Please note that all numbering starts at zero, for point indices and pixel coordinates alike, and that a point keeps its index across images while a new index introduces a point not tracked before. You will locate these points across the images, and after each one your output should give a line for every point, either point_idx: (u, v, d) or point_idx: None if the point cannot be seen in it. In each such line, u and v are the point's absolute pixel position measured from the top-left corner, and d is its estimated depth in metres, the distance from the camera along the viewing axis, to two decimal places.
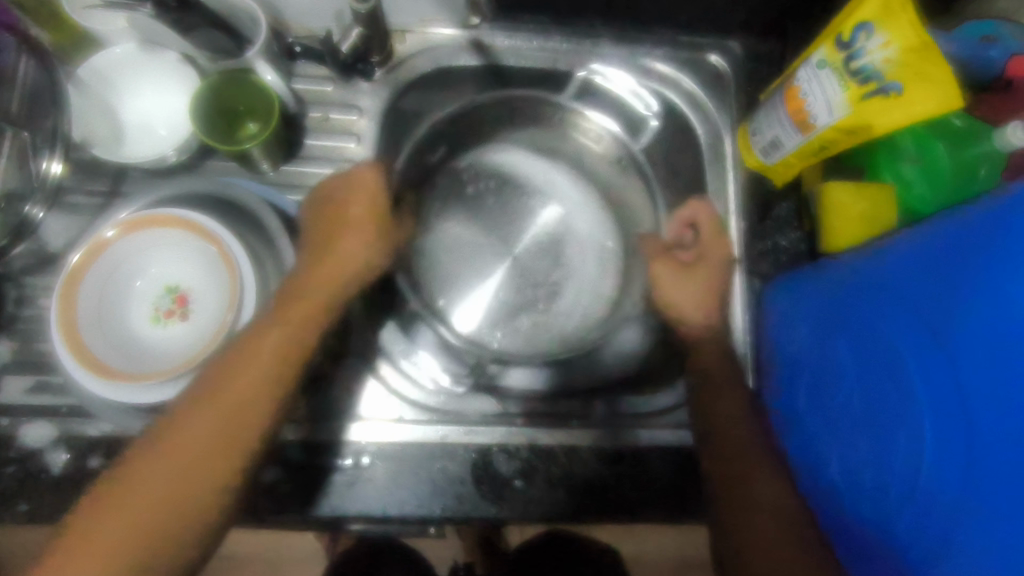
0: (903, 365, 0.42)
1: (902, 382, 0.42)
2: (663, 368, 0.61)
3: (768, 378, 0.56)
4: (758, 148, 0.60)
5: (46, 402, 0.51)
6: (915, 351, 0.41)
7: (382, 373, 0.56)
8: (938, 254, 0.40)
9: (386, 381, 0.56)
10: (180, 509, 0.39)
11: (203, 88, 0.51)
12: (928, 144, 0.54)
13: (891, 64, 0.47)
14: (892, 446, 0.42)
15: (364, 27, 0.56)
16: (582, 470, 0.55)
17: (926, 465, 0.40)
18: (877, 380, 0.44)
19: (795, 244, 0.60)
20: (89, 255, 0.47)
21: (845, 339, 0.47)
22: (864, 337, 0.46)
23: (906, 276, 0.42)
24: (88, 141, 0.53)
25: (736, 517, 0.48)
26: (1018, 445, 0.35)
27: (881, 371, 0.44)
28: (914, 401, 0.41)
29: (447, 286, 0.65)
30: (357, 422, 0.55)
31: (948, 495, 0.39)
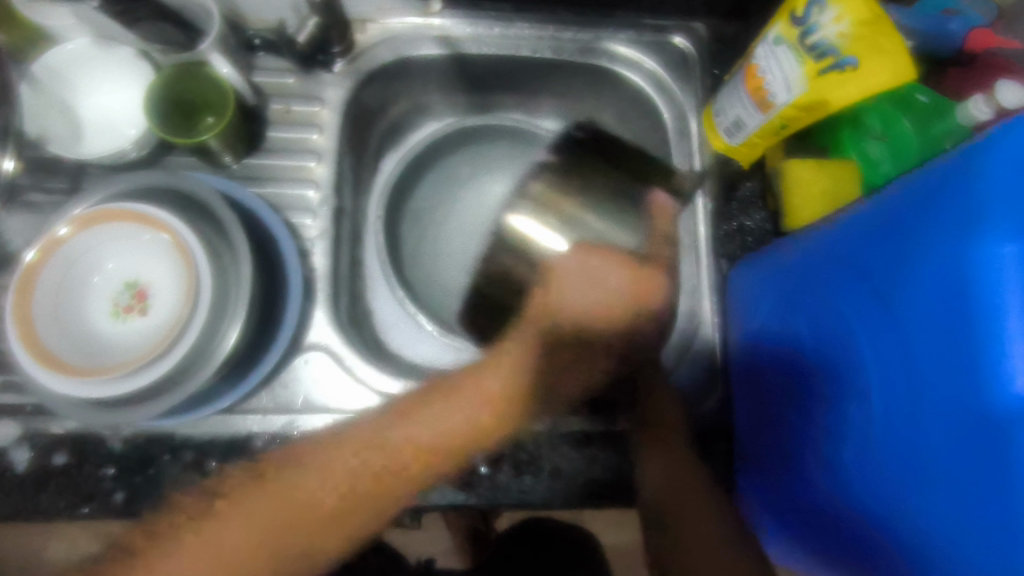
0: (855, 338, 0.42)
1: (854, 355, 0.42)
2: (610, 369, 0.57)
3: (739, 356, 0.56)
4: (721, 128, 0.59)
5: (10, 401, 0.51)
6: (864, 323, 0.41)
7: (348, 364, 0.56)
8: (883, 222, 0.40)
9: (352, 372, 0.55)
10: (336, 512, 0.46)
11: (157, 81, 0.51)
12: (892, 120, 0.53)
13: (845, 38, 0.47)
14: (847, 415, 0.43)
15: (322, 16, 0.56)
16: (549, 455, 0.55)
17: (876, 432, 0.40)
18: (834, 351, 0.44)
19: (760, 224, 0.59)
20: (44, 253, 0.47)
21: (805, 314, 0.47)
22: (820, 309, 0.46)
23: (856, 245, 0.42)
24: (44, 138, 0.52)
25: (671, 506, 0.50)
26: (951, 407, 0.35)
27: (837, 342, 0.44)
28: (864, 373, 0.41)
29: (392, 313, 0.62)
30: (320, 413, 0.54)
31: (895, 459, 0.39)
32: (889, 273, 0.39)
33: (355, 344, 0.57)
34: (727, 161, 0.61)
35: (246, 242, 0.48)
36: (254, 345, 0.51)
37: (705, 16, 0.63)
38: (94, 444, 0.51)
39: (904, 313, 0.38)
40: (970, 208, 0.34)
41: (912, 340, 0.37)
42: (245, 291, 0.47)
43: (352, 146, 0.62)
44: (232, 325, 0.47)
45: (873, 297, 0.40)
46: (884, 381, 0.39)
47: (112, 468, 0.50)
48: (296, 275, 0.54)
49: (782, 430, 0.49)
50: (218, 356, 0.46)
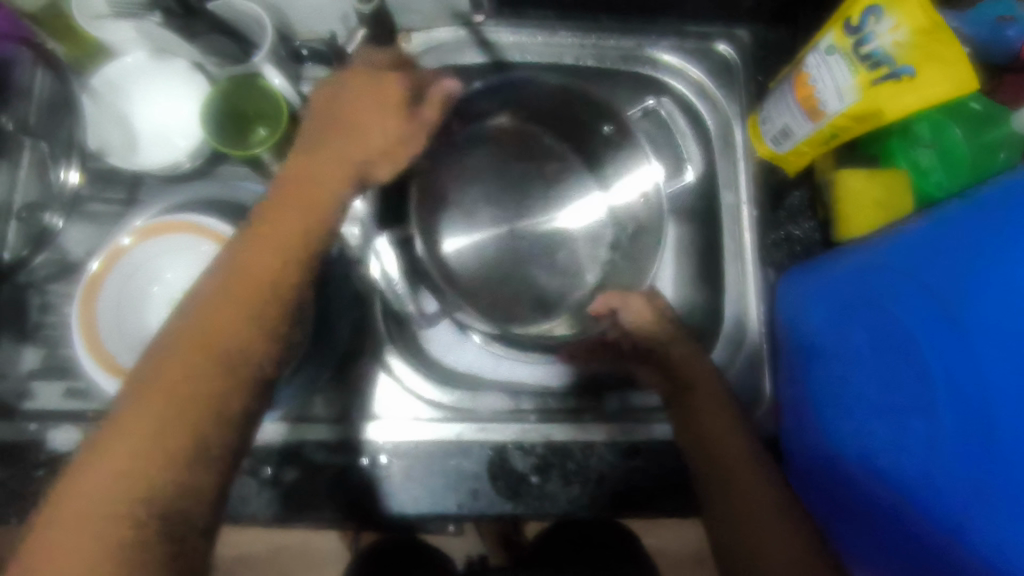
0: (917, 351, 0.43)
1: (916, 367, 0.43)
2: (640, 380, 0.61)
3: (785, 362, 0.56)
4: (768, 136, 0.59)
5: (73, 407, 0.52)
6: (930, 336, 0.41)
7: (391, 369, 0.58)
8: (952, 237, 0.40)
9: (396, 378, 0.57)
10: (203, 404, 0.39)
11: (214, 93, 0.52)
12: (944, 128, 0.52)
13: (901, 47, 0.46)
14: (909, 428, 0.43)
15: (370, 28, 0.56)
16: (595, 463, 0.56)
17: (942, 445, 0.40)
18: (891, 362, 0.44)
19: (808, 233, 0.59)
20: (108, 262, 0.48)
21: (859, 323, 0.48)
22: (877, 323, 0.46)
23: (919, 259, 0.42)
24: (104, 150, 0.53)
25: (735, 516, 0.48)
26: None
27: (896, 354, 0.44)
28: (930, 385, 0.41)
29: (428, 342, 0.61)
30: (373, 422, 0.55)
31: (961, 474, 0.39)
32: (958, 288, 0.40)
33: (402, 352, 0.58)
34: (773, 169, 0.61)
35: None
36: (305, 353, 0.52)
37: (749, 23, 0.63)
38: None
39: (974, 326, 0.39)
40: None
41: (985, 354, 0.38)
42: None
43: None
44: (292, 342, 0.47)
45: (939, 309, 0.41)
46: (952, 394, 0.40)
47: None
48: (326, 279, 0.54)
49: (831, 442, 0.49)
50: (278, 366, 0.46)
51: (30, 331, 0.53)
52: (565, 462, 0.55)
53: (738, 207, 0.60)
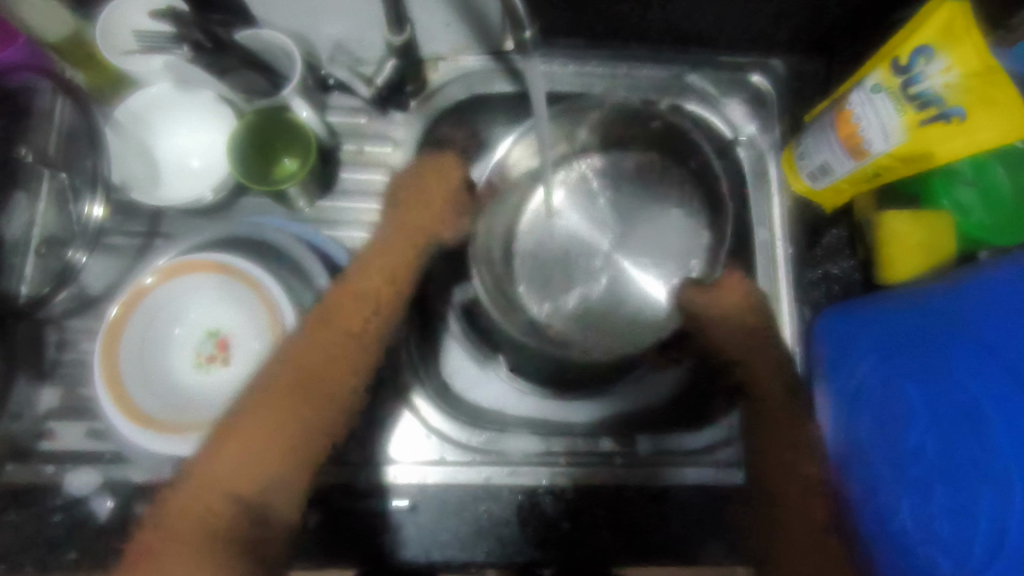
0: (985, 416, 0.42)
1: (985, 432, 0.42)
2: (678, 417, 0.60)
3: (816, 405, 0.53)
4: (804, 172, 0.57)
5: (91, 448, 0.51)
6: (1006, 403, 0.41)
7: (416, 407, 0.55)
8: None
9: (421, 419, 0.55)
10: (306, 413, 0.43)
11: (240, 126, 0.51)
12: (987, 168, 0.51)
13: (952, 89, 0.45)
14: (977, 494, 0.42)
15: (399, 59, 0.54)
16: (628, 509, 0.54)
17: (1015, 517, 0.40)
18: (957, 424, 0.44)
19: (848, 273, 0.57)
20: (128, 304, 0.46)
21: (917, 381, 0.47)
22: (943, 382, 0.45)
23: (1007, 322, 0.43)
24: (128, 184, 0.52)
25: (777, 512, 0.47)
26: None
27: (963, 416, 0.43)
28: (1003, 454, 0.41)
29: (462, 376, 0.60)
30: (393, 464, 0.54)
31: None
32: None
33: (431, 395, 0.56)
34: (809, 204, 0.59)
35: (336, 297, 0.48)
36: None
37: (785, 53, 0.61)
38: None
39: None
40: None
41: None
42: None
43: None
44: None
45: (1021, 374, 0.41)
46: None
47: None
48: None
49: (878, 501, 0.47)
50: None
51: (48, 369, 0.52)
52: (598, 507, 0.54)
53: (773, 244, 0.59)
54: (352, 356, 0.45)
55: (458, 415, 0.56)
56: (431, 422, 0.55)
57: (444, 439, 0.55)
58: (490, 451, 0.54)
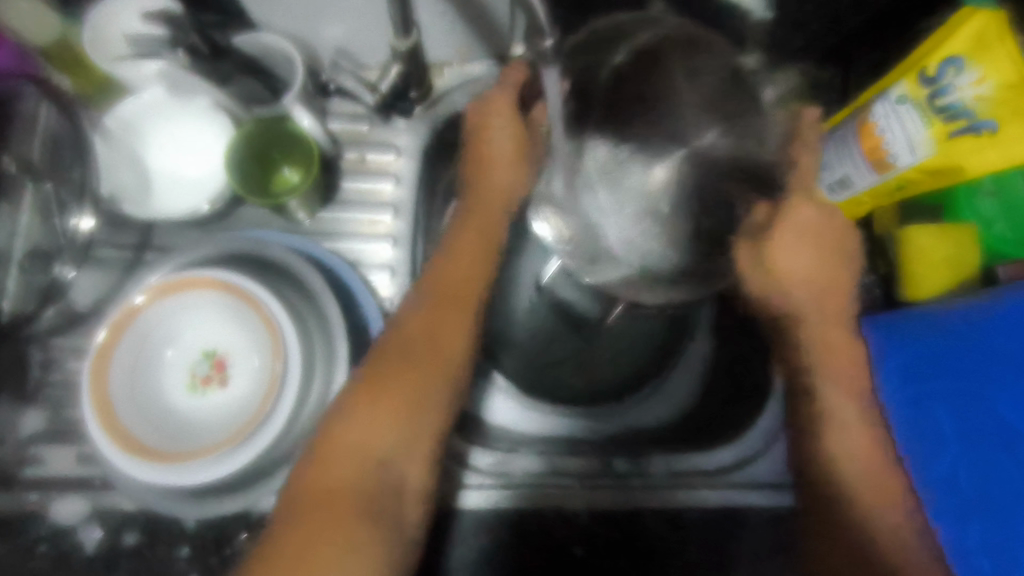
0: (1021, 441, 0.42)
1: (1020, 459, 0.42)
2: (703, 428, 0.58)
3: None
4: (822, 183, 0.55)
5: (79, 474, 0.48)
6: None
7: (474, 462, 0.52)
8: None
9: (479, 468, 0.52)
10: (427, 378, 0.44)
11: (239, 136, 0.48)
12: (1010, 181, 0.48)
13: (984, 102, 0.43)
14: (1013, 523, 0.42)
15: (405, 65, 0.51)
16: (643, 532, 0.52)
17: None
18: (990, 451, 0.43)
19: (868, 290, 0.54)
20: (120, 324, 0.44)
21: (950, 407, 0.46)
22: (972, 406, 0.45)
23: None
24: (118, 198, 0.49)
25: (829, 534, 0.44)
26: None
27: (995, 443, 0.43)
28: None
29: (498, 413, 0.59)
30: (464, 495, 0.51)
31: None
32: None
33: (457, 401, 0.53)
34: None
35: (339, 310, 0.46)
36: None
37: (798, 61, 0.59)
38: (165, 522, 0.47)
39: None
40: None
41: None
42: (341, 361, 0.45)
43: (428, 192, 0.58)
44: (332, 390, 0.45)
45: None
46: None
47: (186, 548, 0.47)
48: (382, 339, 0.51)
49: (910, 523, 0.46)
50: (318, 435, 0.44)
51: (31, 391, 0.49)
52: (614, 531, 0.52)
53: None
54: (453, 308, 0.46)
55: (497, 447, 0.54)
56: (490, 462, 0.52)
57: (490, 470, 0.52)
58: (506, 473, 0.52)
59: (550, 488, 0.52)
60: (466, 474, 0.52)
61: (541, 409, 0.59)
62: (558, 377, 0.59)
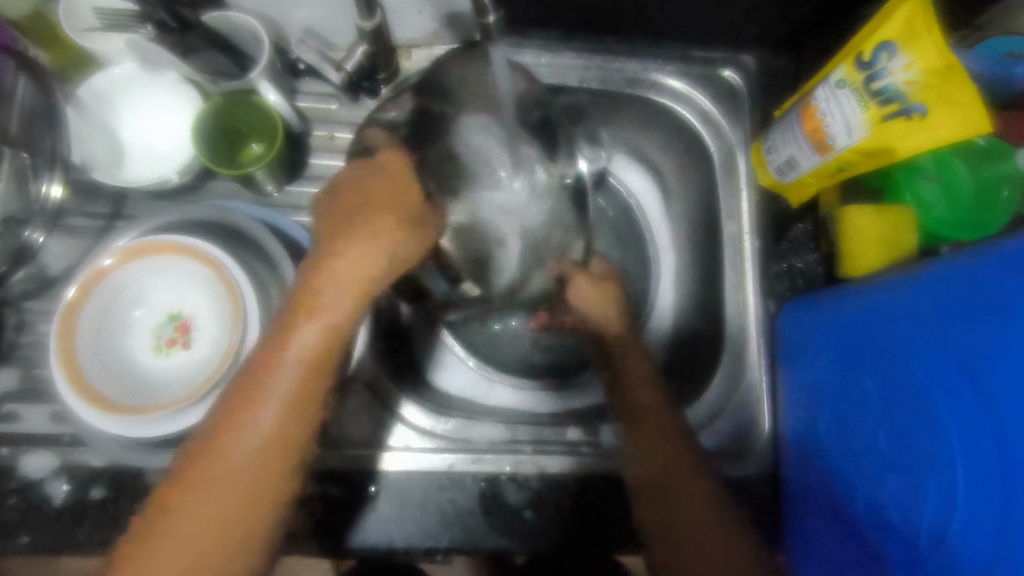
0: (935, 408, 0.42)
1: (936, 427, 0.42)
2: None
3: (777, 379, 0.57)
4: (772, 166, 0.58)
5: (50, 431, 0.50)
6: (950, 402, 0.41)
7: (411, 417, 0.55)
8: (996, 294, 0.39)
9: (415, 424, 0.55)
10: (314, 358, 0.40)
11: (207, 109, 0.50)
12: (949, 164, 0.52)
13: (914, 86, 0.46)
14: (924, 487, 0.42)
15: (370, 45, 0.53)
16: (592, 497, 0.54)
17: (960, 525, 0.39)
18: (906, 418, 0.44)
19: (811, 266, 0.58)
20: (86, 285, 0.46)
21: (875, 372, 0.47)
22: (888, 375, 0.46)
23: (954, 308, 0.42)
24: (88, 165, 0.52)
25: (663, 506, 0.47)
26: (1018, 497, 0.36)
27: (910, 410, 0.44)
28: (945, 446, 0.41)
29: (448, 375, 0.61)
30: (390, 453, 0.54)
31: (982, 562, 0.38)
32: (982, 354, 0.39)
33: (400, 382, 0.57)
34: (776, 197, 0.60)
35: (298, 278, 0.47)
36: None
37: (755, 48, 0.61)
38: (130, 477, 0.49)
39: (998, 397, 0.38)
40: (994, 298, 0.39)
41: (1010, 427, 0.37)
42: None
43: None
44: None
45: (960, 365, 0.41)
46: (971, 459, 0.39)
47: None
48: None
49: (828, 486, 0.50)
50: None
51: (4, 350, 0.51)
52: (562, 495, 0.54)
53: (741, 237, 0.58)
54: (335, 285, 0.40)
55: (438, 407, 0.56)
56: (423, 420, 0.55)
57: (426, 430, 0.55)
58: (458, 436, 0.55)
59: (501, 454, 0.54)
60: (400, 426, 0.55)
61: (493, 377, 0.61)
62: (512, 346, 0.61)
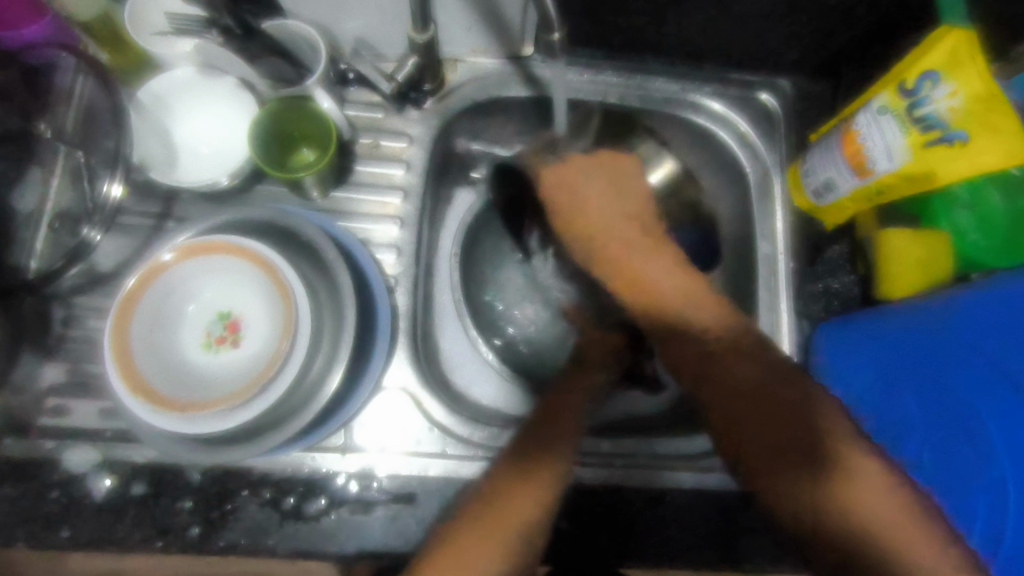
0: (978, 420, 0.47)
1: (977, 437, 0.47)
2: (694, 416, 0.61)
3: None
4: (809, 188, 0.59)
5: (98, 426, 0.51)
6: (999, 410, 0.46)
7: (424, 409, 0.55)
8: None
9: (430, 416, 0.55)
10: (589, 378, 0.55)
11: (262, 114, 0.52)
12: (984, 190, 0.51)
13: (956, 113, 0.47)
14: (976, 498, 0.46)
15: (421, 57, 0.55)
16: (626, 510, 0.54)
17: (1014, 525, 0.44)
18: (947, 431, 0.48)
19: (847, 288, 0.59)
20: (145, 279, 0.46)
21: (918, 390, 0.50)
22: (932, 391, 0.50)
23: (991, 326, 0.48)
24: (145, 163, 0.52)
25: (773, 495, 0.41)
26: None
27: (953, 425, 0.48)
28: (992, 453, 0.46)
29: (467, 376, 0.61)
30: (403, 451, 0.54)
31: None
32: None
33: (431, 382, 0.57)
34: (810, 220, 0.61)
35: (349, 281, 0.48)
36: (348, 368, 0.49)
37: (792, 73, 0.62)
38: (172, 474, 0.50)
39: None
40: None
41: None
42: (347, 330, 0.47)
43: (435, 181, 0.62)
44: (336, 362, 0.46)
45: (1005, 379, 0.47)
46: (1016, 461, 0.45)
47: (189, 501, 0.49)
48: (385, 311, 0.53)
49: None
50: (321, 398, 0.46)
51: (53, 345, 0.52)
52: (596, 507, 0.54)
53: (775, 258, 0.60)
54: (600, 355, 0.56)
55: (462, 411, 0.56)
56: (426, 417, 0.55)
57: (434, 430, 0.55)
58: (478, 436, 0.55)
59: None
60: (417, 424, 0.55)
61: (499, 373, 0.61)
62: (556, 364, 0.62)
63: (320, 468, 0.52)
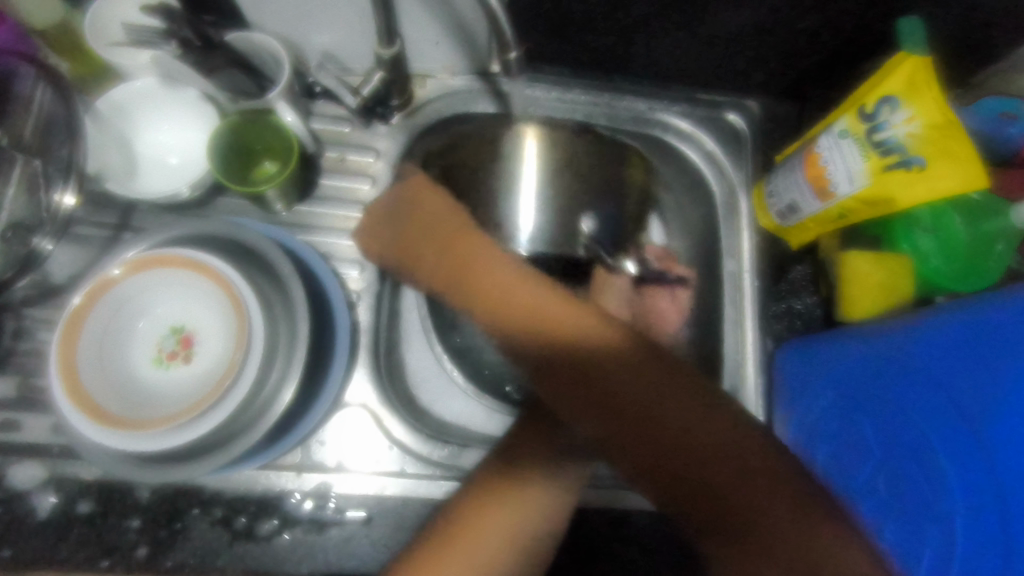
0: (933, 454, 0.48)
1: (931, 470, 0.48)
2: None
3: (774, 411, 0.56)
4: (773, 210, 0.59)
5: (45, 442, 0.50)
6: (948, 445, 0.47)
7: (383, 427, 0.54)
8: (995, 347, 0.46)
9: (388, 434, 0.54)
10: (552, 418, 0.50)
11: (223, 126, 0.51)
12: (944, 215, 0.52)
13: (914, 139, 0.47)
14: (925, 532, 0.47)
15: (387, 72, 0.54)
16: (587, 533, 0.53)
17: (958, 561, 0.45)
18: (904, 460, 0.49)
19: (810, 309, 0.59)
20: (92, 295, 0.46)
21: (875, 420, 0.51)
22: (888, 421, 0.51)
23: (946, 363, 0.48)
24: (102, 173, 0.52)
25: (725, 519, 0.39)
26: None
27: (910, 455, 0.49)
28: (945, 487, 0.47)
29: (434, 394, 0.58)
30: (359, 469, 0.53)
31: None
32: (982, 405, 0.46)
33: (392, 400, 0.56)
34: (775, 240, 0.61)
35: (303, 295, 0.47)
36: (301, 387, 0.49)
37: (759, 94, 0.62)
38: (120, 492, 0.49)
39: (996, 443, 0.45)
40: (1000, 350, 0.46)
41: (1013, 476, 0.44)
42: (300, 345, 0.46)
43: None
44: (287, 379, 0.45)
45: (961, 418, 0.47)
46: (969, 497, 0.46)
47: (137, 520, 0.49)
48: (343, 327, 0.53)
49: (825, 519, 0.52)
50: (273, 413, 0.45)
51: (2, 357, 0.51)
52: None
53: (740, 276, 0.59)
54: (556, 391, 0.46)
55: (422, 428, 0.55)
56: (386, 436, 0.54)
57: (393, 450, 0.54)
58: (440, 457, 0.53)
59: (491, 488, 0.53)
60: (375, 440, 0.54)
61: (465, 391, 0.58)
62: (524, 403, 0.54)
63: (274, 487, 0.51)
